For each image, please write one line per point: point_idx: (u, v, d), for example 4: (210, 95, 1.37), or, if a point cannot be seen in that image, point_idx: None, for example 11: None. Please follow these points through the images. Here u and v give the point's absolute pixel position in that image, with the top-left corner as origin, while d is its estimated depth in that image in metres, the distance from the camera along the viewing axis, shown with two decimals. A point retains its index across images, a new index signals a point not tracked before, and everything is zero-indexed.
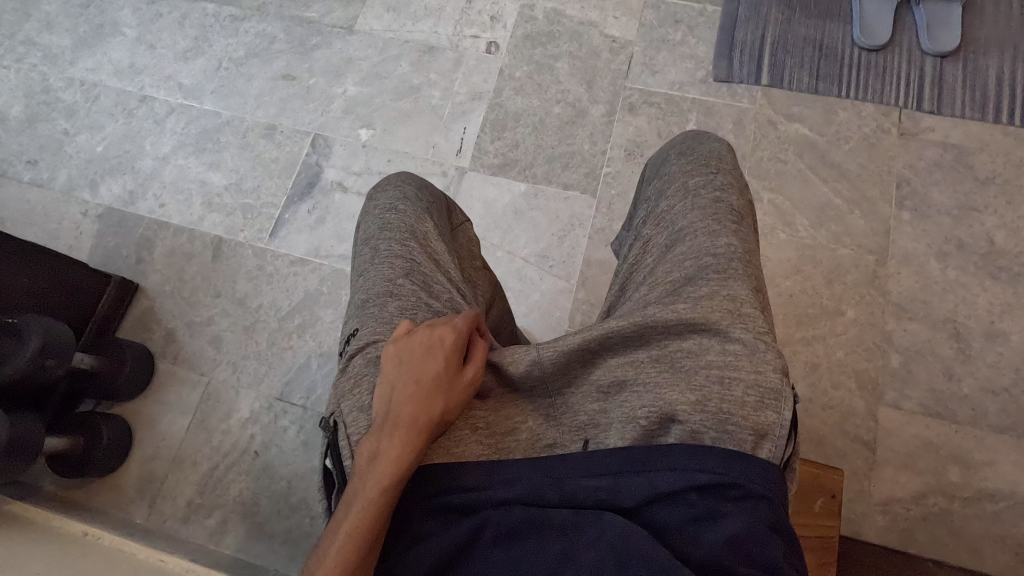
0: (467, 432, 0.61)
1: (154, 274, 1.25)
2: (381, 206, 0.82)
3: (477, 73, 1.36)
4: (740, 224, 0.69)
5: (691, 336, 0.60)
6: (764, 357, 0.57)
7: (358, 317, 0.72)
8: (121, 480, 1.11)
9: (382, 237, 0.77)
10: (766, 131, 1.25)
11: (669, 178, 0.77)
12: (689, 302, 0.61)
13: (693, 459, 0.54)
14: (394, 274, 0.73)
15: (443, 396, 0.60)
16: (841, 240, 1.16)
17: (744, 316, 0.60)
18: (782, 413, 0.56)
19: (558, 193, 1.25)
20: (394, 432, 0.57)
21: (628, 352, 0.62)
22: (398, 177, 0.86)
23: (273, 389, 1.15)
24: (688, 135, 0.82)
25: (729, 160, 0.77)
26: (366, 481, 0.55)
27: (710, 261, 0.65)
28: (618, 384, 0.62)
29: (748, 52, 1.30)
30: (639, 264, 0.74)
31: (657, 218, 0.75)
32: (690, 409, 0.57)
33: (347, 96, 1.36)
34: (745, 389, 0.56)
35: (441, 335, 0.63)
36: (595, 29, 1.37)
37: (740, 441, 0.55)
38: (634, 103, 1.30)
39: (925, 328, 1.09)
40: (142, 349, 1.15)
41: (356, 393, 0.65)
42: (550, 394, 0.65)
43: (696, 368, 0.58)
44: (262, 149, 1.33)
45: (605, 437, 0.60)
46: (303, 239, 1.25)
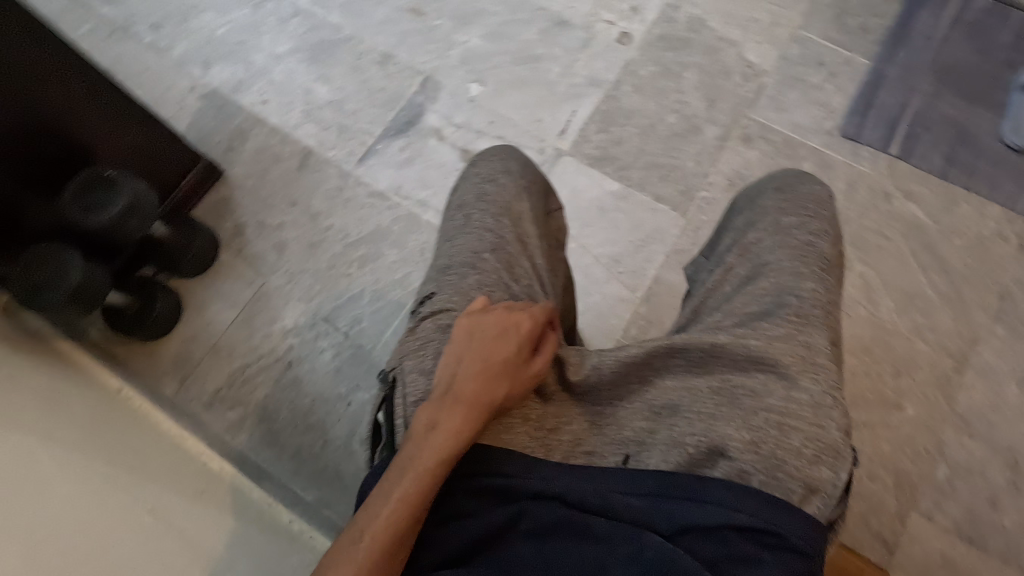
0: (519, 421, 0.60)
1: (240, 166, 1.27)
2: (481, 173, 0.81)
3: (602, 60, 1.33)
4: (827, 272, 0.66)
5: (755, 375, 0.59)
6: (828, 412, 0.55)
7: (436, 281, 0.71)
8: (159, 350, 1.15)
9: (477, 207, 0.76)
10: (878, 202, 1.19)
11: (761, 213, 0.73)
12: (762, 339, 0.59)
13: (739, 497, 0.51)
14: (481, 247, 0.72)
15: (508, 381, 0.58)
16: (923, 335, 1.11)
17: (815, 367, 0.58)
18: (837, 473, 0.54)
19: (648, 202, 1.22)
20: (456, 406, 0.55)
21: (687, 376, 0.61)
22: (504, 149, 0.85)
23: (321, 310, 1.17)
24: (789, 172, 0.80)
25: (830, 205, 0.73)
26: (423, 449, 0.52)
27: (791, 302, 0.62)
28: (669, 407, 0.60)
29: (883, 118, 1.24)
30: (714, 290, 0.71)
31: (742, 247, 0.71)
32: (742, 447, 0.55)
33: (468, 47, 1.35)
34: (803, 440, 0.54)
35: (518, 322, 0.60)
36: (733, 48, 1.32)
37: (788, 491, 0.53)
38: (751, 134, 1.25)
39: (982, 448, 1.04)
40: (212, 235, 1.18)
41: (420, 355, 0.64)
42: (599, 401, 0.62)
43: (756, 408, 0.57)
44: (372, 76, 1.33)
45: (648, 459, 0.58)
46: (388, 174, 1.25)
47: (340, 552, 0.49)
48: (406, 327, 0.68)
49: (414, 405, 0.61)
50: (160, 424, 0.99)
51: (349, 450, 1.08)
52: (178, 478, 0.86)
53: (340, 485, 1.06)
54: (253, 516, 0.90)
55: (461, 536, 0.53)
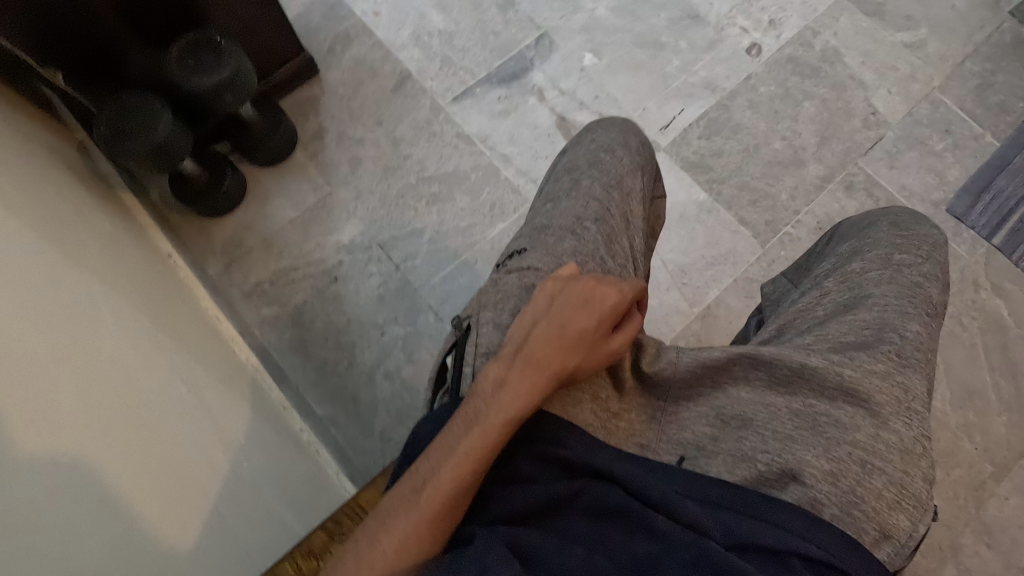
0: (587, 398, 0.58)
1: (336, 71, 1.25)
2: (598, 142, 0.78)
3: (724, 66, 1.27)
4: (931, 320, 0.63)
5: (844, 406, 0.55)
6: (916, 461, 0.52)
7: (531, 238, 0.69)
8: (213, 228, 1.14)
9: (588, 173, 0.74)
10: (964, 289, 1.14)
11: (872, 243, 0.71)
12: (858, 371, 0.55)
13: (807, 525, 0.47)
14: (585, 214, 0.69)
15: (582, 352, 0.56)
16: (970, 435, 1.07)
17: (909, 412, 0.54)
18: (915, 525, 0.50)
19: (730, 222, 1.18)
20: (526, 367, 0.53)
21: (767, 392, 0.57)
22: (624, 123, 0.82)
23: (379, 235, 1.15)
24: (903, 211, 0.77)
25: (941, 252, 0.70)
26: (489, 406, 0.50)
27: (893, 341, 0.59)
28: (742, 420, 0.56)
29: (996, 205, 1.18)
30: (805, 311, 0.67)
31: (843, 275, 0.69)
32: (818, 476, 0.51)
33: (593, 15, 1.29)
34: (886, 483, 0.50)
35: (603, 294, 0.57)
36: (862, 91, 1.26)
37: (861, 531, 0.49)
38: (855, 183, 1.20)
39: (997, 563, 1.01)
40: (293, 130, 1.17)
41: (499, 308, 0.62)
42: (667, 397, 0.60)
43: (839, 440, 0.53)
44: (489, 17, 1.29)
45: (709, 466, 0.54)
46: (480, 120, 1.22)
47: (398, 501, 0.48)
48: (489, 278, 0.67)
49: (484, 356, 0.59)
50: (202, 300, 1.00)
51: (371, 378, 1.07)
52: (209, 356, 0.86)
53: (353, 408, 1.05)
54: (270, 415, 0.90)
55: (512, 501, 0.49)
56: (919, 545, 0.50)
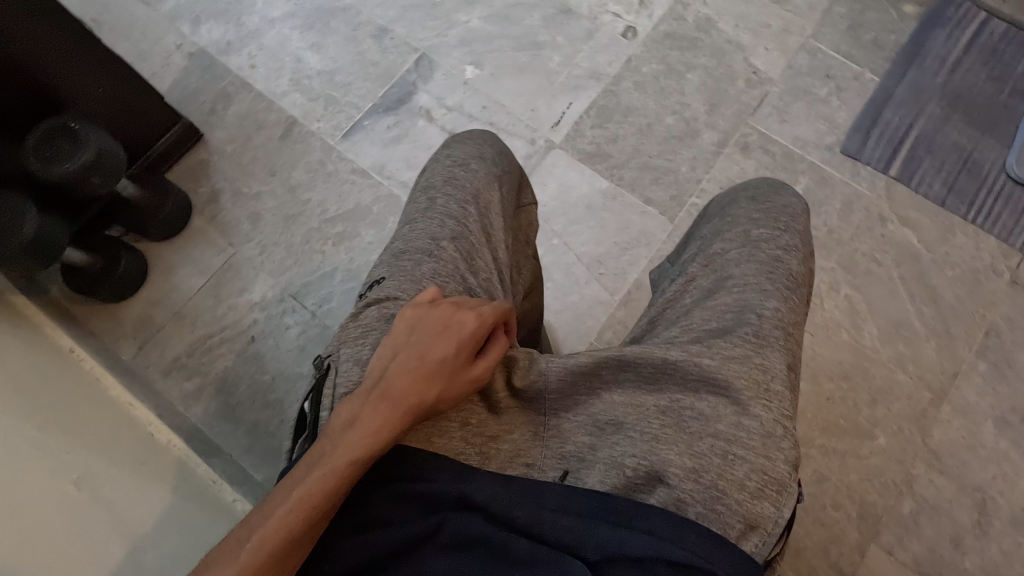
0: (455, 425, 0.59)
1: (222, 130, 1.23)
2: (454, 157, 0.77)
3: (605, 54, 1.28)
4: (793, 292, 0.66)
5: (707, 397, 0.59)
6: (778, 444, 0.55)
7: (390, 265, 0.68)
8: (121, 311, 1.12)
9: (443, 191, 0.73)
10: (873, 225, 1.16)
11: (732, 220, 0.74)
12: (716, 359, 0.59)
13: (674, 528, 0.50)
14: (441, 234, 0.68)
15: (441, 382, 0.56)
16: (904, 365, 1.08)
17: (767, 393, 0.58)
18: (780, 510, 0.53)
19: (637, 204, 1.18)
20: (380, 402, 0.53)
21: (636, 393, 0.61)
22: (480, 134, 0.82)
23: (291, 285, 1.13)
24: (764, 181, 0.79)
25: (801, 221, 0.73)
26: (336, 446, 0.51)
27: (750, 322, 0.62)
28: (614, 423, 0.60)
29: (887, 138, 1.20)
30: (674, 301, 0.71)
31: (707, 257, 0.72)
32: (682, 475, 0.55)
33: (469, 27, 1.30)
34: (748, 472, 0.54)
35: (462, 320, 0.58)
36: (741, 53, 1.27)
37: (726, 526, 0.52)
38: (750, 144, 1.21)
39: (952, 487, 1.02)
40: (184, 198, 1.15)
41: (359, 343, 0.61)
42: (544, 411, 0.62)
43: (702, 434, 0.57)
44: (366, 48, 1.28)
45: (588, 478, 0.57)
46: (373, 151, 1.21)
47: (220, 557, 0.47)
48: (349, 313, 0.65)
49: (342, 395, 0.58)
50: (108, 390, 0.96)
51: None
52: (118, 448, 0.83)
53: None
54: (196, 494, 0.87)
55: (376, 547, 0.51)
56: (787, 527, 0.53)
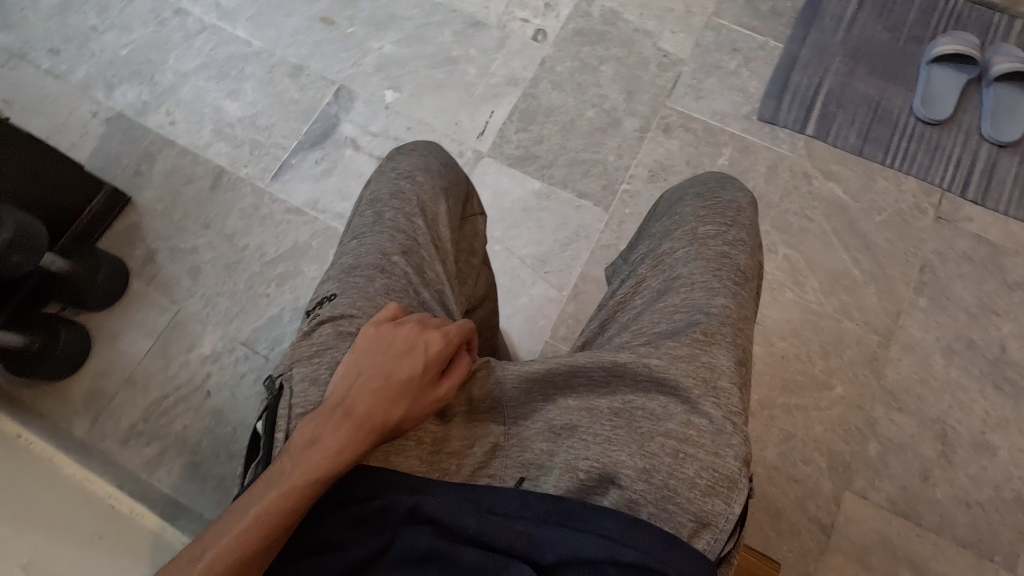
0: (411, 444, 0.56)
1: (149, 190, 1.22)
2: (397, 170, 0.71)
3: (519, 59, 1.30)
4: (741, 286, 0.62)
5: (657, 396, 0.56)
6: (728, 440, 0.52)
7: (339, 281, 0.62)
8: (70, 387, 1.10)
9: (390, 205, 0.67)
10: (799, 183, 1.19)
11: (679, 219, 0.69)
12: (664, 358, 0.56)
13: (625, 529, 0.48)
14: (391, 248, 0.64)
15: (407, 401, 0.54)
16: (849, 314, 1.11)
17: (717, 389, 0.55)
18: (731, 506, 0.51)
19: (571, 199, 1.20)
20: (344, 422, 0.51)
21: (590, 396, 0.58)
22: (424, 146, 0.76)
23: (240, 333, 1.12)
24: (711, 176, 0.75)
25: (748, 214, 0.69)
26: (297, 465, 0.49)
27: (700, 320, 0.59)
28: (569, 428, 0.57)
29: (800, 98, 1.24)
30: (626, 304, 0.67)
31: (656, 258, 0.68)
32: (634, 476, 0.52)
33: (382, 53, 1.31)
34: (699, 470, 0.52)
35: (427, 340, 0.56)
36: (650, 39, 1.31)
37: (677, 526, 0.50)
38: (671, 124, 1.24)
39: (912, 423, 1.04)
40: (119, 263, 1.13)
41: (315, 362, 0.57)
42: (504, 420, 0.59)
43: (652, 433, 0.54)
44: (284, 89, 1.29)
45: (544, 482, 0.55)
46: (304, 188, 1.22)
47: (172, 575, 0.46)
48: (299, 331, 0.60)
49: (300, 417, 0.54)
50: (62, 467, 0.94)
51: None
52: (75, 525, 0.81)
53: None
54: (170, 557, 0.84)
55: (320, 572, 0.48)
56: (739, 522, 0.51)
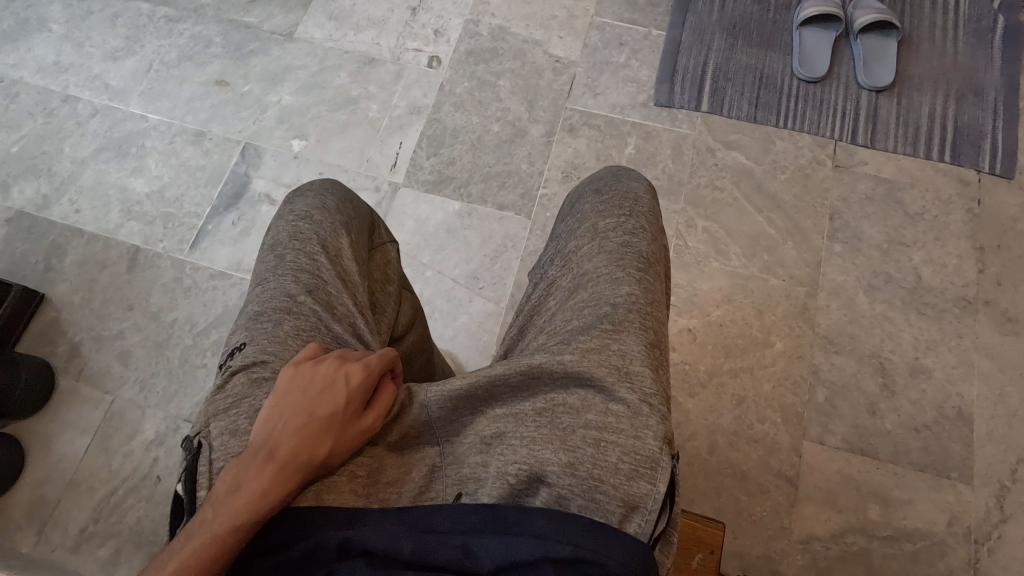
0: (342, 480, 0.50)
1: (63, 283, 1.18)
2: (293, 211, 0.64)
3: (418, 87, 1.32)
4: (648, 271, 0.55)
5: (575, 390, 0.49)
6: (646, 421, 0.47)
7: (248, 328, 0.56)
8: (9, 503, 1.04)
9: (290, 247, 0.60)
10: (704, 158, 1.24)
11: (579, 220, 0.60)
12: (576, 351, 0.49)
13: (556, 525, 0.44)
14: (297, 289, 0.57)
15: (333, 435, 0.48)
16: (773, 271, 1.15)
17: (633, 374, 0.49)
18: (657, 486, 0.45)
19: (492, 213, 1.21)
20: (266, 464, 0.46)
21: (512, 401, 0.51)
22: (320, 181, 0.69)
23: (183, 410, 1.09)
24: (607, 171, 0.66)
25: (646, 204, 0.60)
26: (218, 513, 0.43)
27: (609, 309, 0.52)
28: (498, 436, 0.50)
29: (690, 78, 1.30)
30: (540, 308, 0.58)
31: (563, 258, 0.59)
32: (560, 471, 0.46)
33: (282, 105, 1.32)
34: (620, 456, 0.46)
35: (347, 373, 0.50)
36: (539, 47, 1.35)
37: (607, 514, 0.45)
38: (574, 124, 1.28)
39: (851, 362, 1.09)
40: (42, 362, 1.09)
41: (232, 414, 0.50)
42: (438, 441, 0.53)
43: (574, 427, 0.48)
44: (188, 157, 1.28)
45: (480, 492, 0.49)
46: (225, 251, 1.20)
47: None
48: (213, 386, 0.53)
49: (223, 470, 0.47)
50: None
51: None
52: None
53: None
54: None
55: None
56: (668, 504, 0.46)
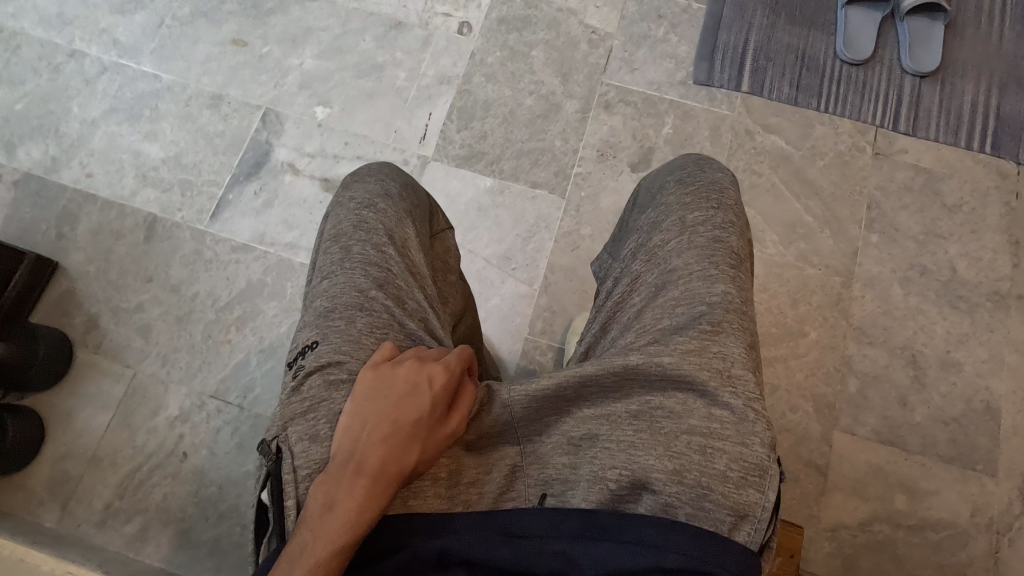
0: (426, 483, 0.48)
1: (78, 252, 1.13)
2: (354, 198, 0.61)
3: (446, 55, 1.26)
4: (739, 269, 0.53)
5: (674, 394, 0.48)
6: (753, 428, 0.46)
7: (317, 325, 0.53)
8: (30, 479, 1.02)
9: (356, 238, 0.57)
10: (742, 141, 1.21)
11: (660, 210, 0.58)
12: (675, 353, 0.48)
13: (664, 534, 0.42)
14: (367, 283, 0.54)
15: (419, 443, 0.46)
16: (810, 260, 1.14)
17: (735, 379, 0.47)
18: (765, 494, 0.44)
19: (525, 191, 1.18)
20: (357, 479, 0.44)
21: (605, 403, 0.49)
22: (377, 164, 0.65)
23: (207, 386, 1.06)
24: (685, 158, 0.63)
25: (733, 195, 0.58)
26: (316, 537, 0.41)
27: (706, 310, 0.50)
28: (590, 438, 0.49)
29: (730, 56, 1.25)
30: (622, 304, 0.56)
31: (645, 251, 0.56)
32: (666, 479, 0.45)
33: (303, 69, 1.25)
34: (728, 463, 0.45)
35: (429, 375, 0.48)
36: (574, 17, 1.29)
37: (717, 523, 0.44)
38: (610, 101, 1.23)
39: (883, 354, 1.09)
40: (59, 335, 1.05)
41: (311, 418, 0.48)
42: (519, 440, 0.50)
43: (676, 432, 0.46)
44: (205, 122, 1.21)
45: (573, 496, 0.47)
46: (247, 223, 1.15)
47: None
48: (285, 388, 0.51)
49: (309, 480, 0.45)
50: (10, 551, 0.80)
51: None
52: None
53: None
54: None
55: None
56: (776, 511, 0.45)
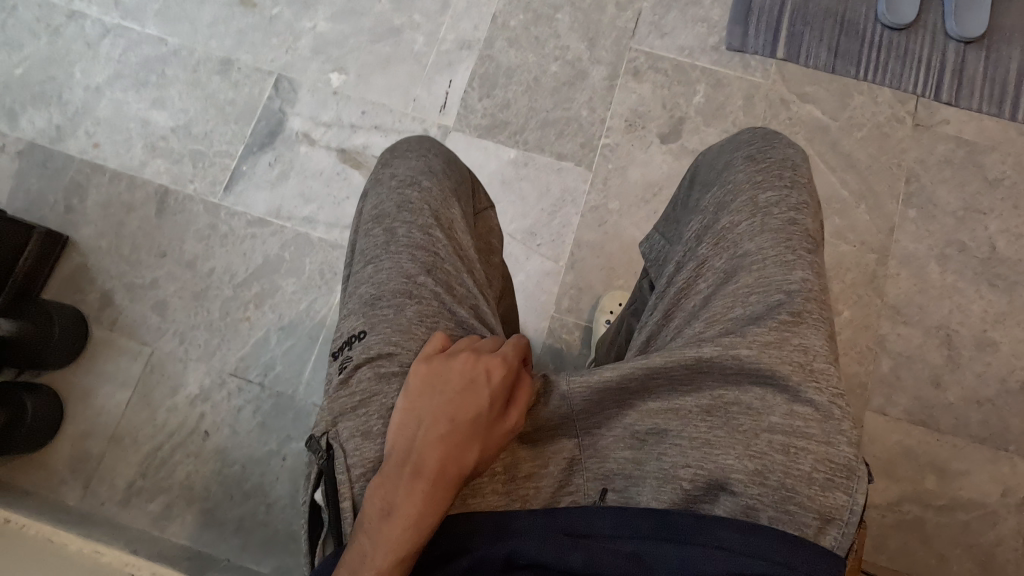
0: (484, 480, 0.47)
1: (88, 226, 1.10)
2: (396, 176, 0.57)
3: (467, 18, 1.19)
4: (816, 254, 0.50)
5: (751, 389, 0.45)
6: (839, 426, 0.43)
7: (364, 313, 0.50)
8: (51, 457, 1.01)
9: (400, 219, 0.54)
10: (777, 111, 1.16)
11: (725, 191, 0.55)
12: (754, 346, 0.45)
13: (746, 538, 0.40)
14: (415, 267, 0.51)
15: (478, 440, 0.44)
16: (844, 237, 1.10)
17: (818, 373, 0.45)
18: (854, 496, 0.42)
19: (550, 163, 1.13)
20: (416, 480, 0.42)
21: (675, 396, 0.47)
22: (417, 139, 0.62)
23: (227, 364, 1.04)
24: (749, 134, 0.59)
25: (805, 174, 0.54)
26: (377, 543, 0.40)
27: (784, 299, 0.47)
28: (657, 433, 0.46)
29: (766, 20, 1.19)
30: (687, 290, 0.52)
31: (711, 233, 0.53)
32: (746, 479, 0.43)
33: (316, 33, 1.19)
34: (813, 463, 0.43)
35: (487, 368, 0.46)
36: None
37: (801, 527, 0.42)
38: (640, 68, 1.18)
39: (917, 333, 1.06)
40: (73, 312, 1.02)
41: (362, 414, 0.46)
42: (578, 433, 0.48)
43: (756, 430, 0.44)
44: (214, 89, 1.16)
45: (640, 494, 0.45)
46: (262, 196, 1.11)
47: None
48: (331, 381, 0.49)
49: (364, 479, 0.44)
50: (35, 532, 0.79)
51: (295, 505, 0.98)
52: None
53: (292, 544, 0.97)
54: None
55: None
56: (864, 513, 0.42)
